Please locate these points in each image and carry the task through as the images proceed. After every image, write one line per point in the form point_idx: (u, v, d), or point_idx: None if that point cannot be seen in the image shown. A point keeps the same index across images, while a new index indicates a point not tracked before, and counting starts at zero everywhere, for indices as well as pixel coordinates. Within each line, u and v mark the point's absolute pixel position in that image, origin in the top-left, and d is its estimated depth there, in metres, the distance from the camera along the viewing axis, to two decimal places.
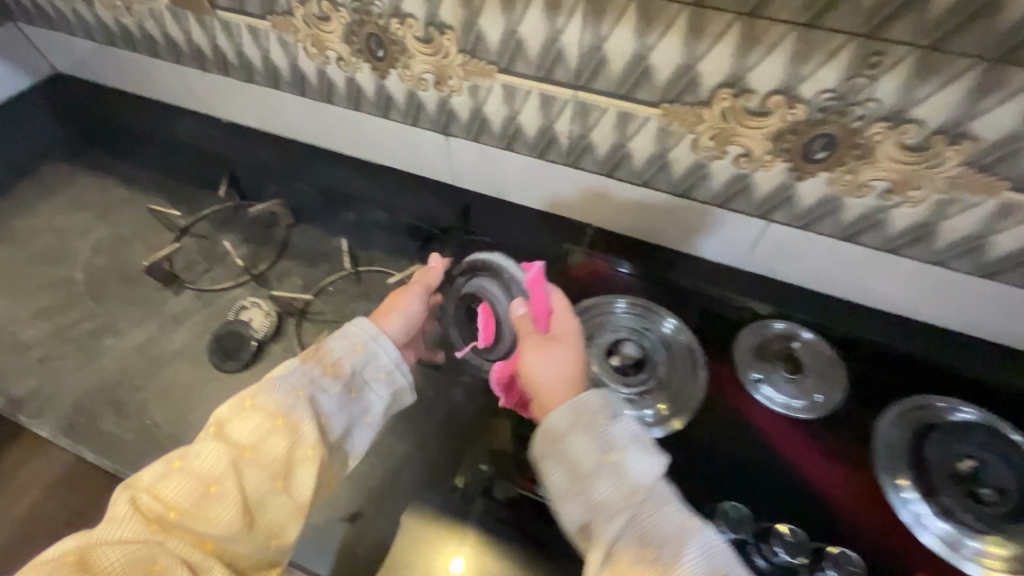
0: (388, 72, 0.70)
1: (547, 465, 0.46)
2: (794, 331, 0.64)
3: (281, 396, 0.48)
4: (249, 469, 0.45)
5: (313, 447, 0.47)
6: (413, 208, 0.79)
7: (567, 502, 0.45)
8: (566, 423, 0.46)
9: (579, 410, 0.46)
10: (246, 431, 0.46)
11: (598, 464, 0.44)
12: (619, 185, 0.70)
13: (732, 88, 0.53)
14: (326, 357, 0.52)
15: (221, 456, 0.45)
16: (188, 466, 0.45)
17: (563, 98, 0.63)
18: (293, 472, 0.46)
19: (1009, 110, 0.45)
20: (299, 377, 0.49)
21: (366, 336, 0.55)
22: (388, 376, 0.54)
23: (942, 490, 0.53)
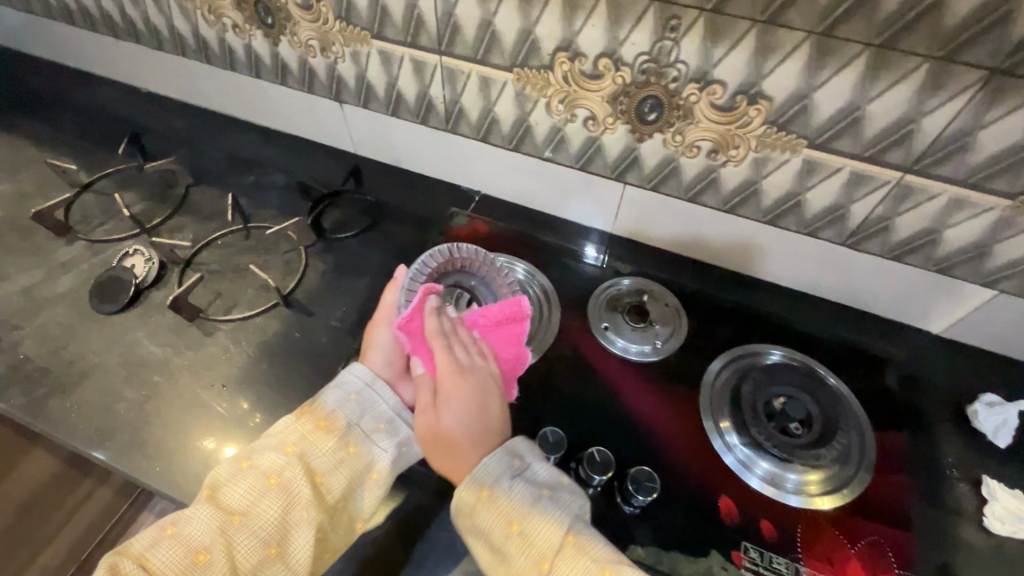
0: (280, 40, 0.74)
1: (476, 517, 0.46)
2: (645, 287, 0.71)
3: (273, 457, 0.48)
4: (237, 534, 0.44)
5: (303, 508, 0.46)
6: (312, 173, 0.84)
7: (504, 551, 0.45)
8: (496, 470, 0.47)
9: (509, 457, 0.48)
10: (237, 496, 0.46)
11: (519, 511, 0.45)
12: (495, 150, 0.74)
13: (567, 51, 0.58)
14: (319, 411, 0.51)
15: (209, 521, 0.44)
16: (181, 532, 0.43)
17: (431, 63, 0.67)
18: (285, 536, 0.45)
19: (789, 69, 0.50)
20: (292, 437, 0.49)
21: (361, 384, 0.54)
22: (388, 425, 0.52)
23: (752, 425, 0.58)
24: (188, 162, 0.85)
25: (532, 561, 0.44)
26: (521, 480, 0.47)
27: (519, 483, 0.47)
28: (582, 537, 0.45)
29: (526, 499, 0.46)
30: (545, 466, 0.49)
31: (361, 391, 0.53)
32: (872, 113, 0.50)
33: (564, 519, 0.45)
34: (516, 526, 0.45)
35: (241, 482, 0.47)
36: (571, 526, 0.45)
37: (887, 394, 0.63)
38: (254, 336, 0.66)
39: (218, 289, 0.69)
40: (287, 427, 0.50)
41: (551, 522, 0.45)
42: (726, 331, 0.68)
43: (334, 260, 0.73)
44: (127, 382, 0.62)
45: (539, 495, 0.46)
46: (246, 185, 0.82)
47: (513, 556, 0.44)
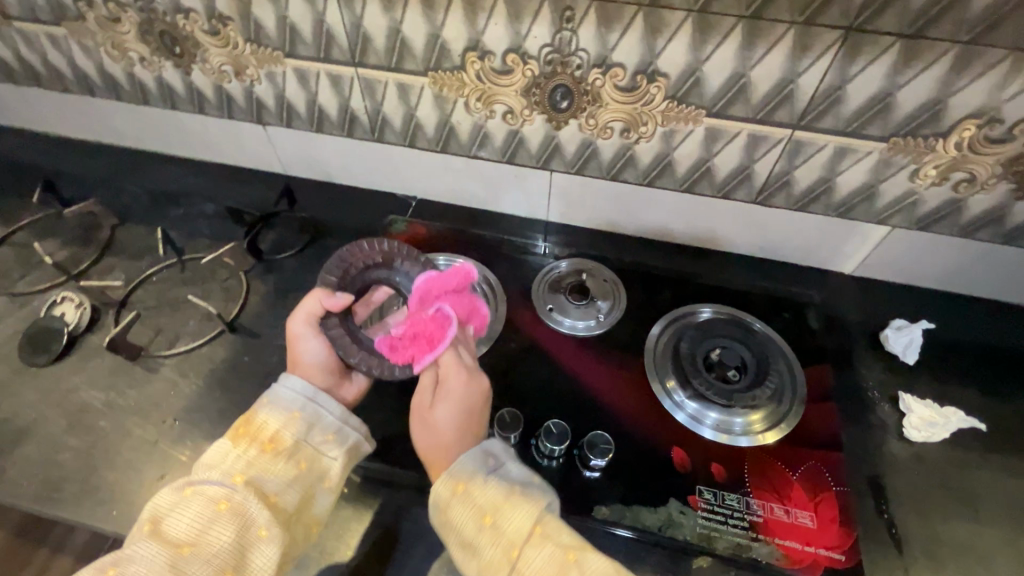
0: (191, 68, 0.74)
1: (452, 511, 0.47)
2: (585, 266, 0.74)
3: (217, 482, 0.47)
4: (191, 563, 0.42)
5: (253, 529, 0.45)
6: (244, 199, 0.84)
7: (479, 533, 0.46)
8: (471, 468, 0.49)
9: (483, 455, 0.50)
10: (184, 525, 0.44)
11: (490, 505, 0.46)
12: (423, 154, 0.76)
13: (475, 51, 0.61)
14: (263, 433, 0.50)
15: (156, 558, 0.42)
16: (123, 573, 0.41)
17: (347, 76, 0.68)
18: (240, 556, 0.44)
19: (677, 46, 0.55)
20: (232, 467, 0.48)
21: (298, 402, 0.53)
22: (338, 435, 0.53)
23: (693, 378, 0.62)
24: (110, 203, 0.83)
25: (503, 554, 0.44)
26: (494, 477, 0.48)
27: (497, 487, 0.47)
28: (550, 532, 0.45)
29: (498, 491, 0.47)
30: (521, 467, 0.50)
31: (305, 404, 0.53)
32: (755, 78, 0.56)
33: (535, 535, 0.44)
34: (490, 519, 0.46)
35: (176, 517, 0.44)
36: (539, 516, 0.45)
37: (811, 333, 0.68)
38: (201, 367, 0.65)
39: (158, 326, 0.68)
40: (227, 456, 0.48)
41: (522, 511, 0.46)
42: (662, 296, 0.72)
43: (276, 282, 0.73)
44: (68, 431, 0.60)
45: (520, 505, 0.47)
46: (175, 218, 0.81)
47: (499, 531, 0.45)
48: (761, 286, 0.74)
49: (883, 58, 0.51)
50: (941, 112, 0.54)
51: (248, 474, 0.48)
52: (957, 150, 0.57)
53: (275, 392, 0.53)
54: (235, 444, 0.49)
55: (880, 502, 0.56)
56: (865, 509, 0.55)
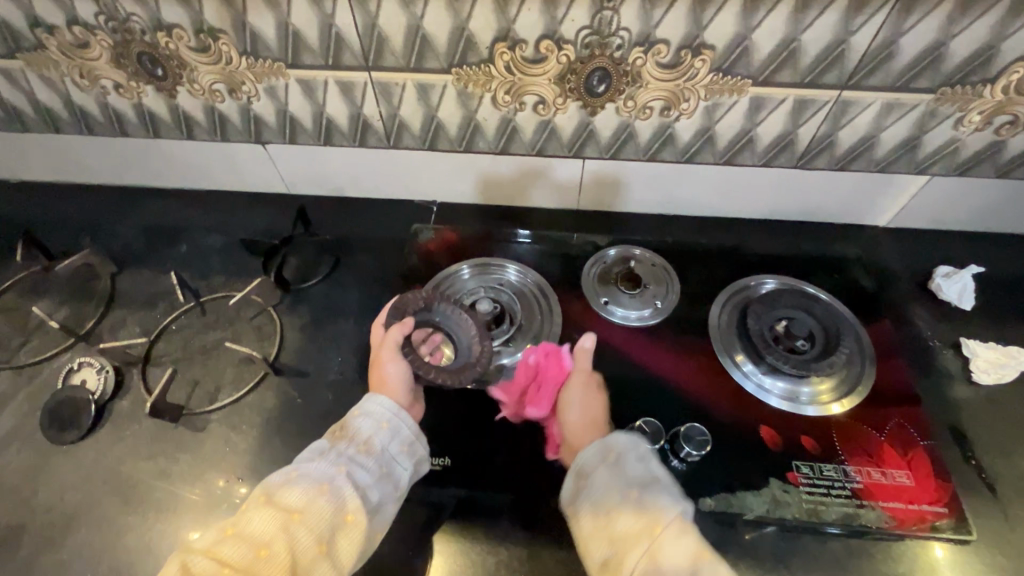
0: (177, 91, 0.66)
1: (592, 480, 0.48)
2: (629, 252, 0.71)
3: (324, 463, 0.48)
4: (300, 532, 0.44)
5: (343, 517, 0.46)
6: (251, 227, 0.78)
7: (617, 510, 0.45)
8: (620, 449, 0.49)
9: (628, 443, 0.49)
10: (293, 498, 0.45)
11: (635, 482, 0.46)
12: (444, 156, 0.72)
13: (506, 41, 0.57)
14: (360, 436, 0.51)
15: (270, 521, 0.44)
16: (242, 531, 0.43)
17: (360, 82, 0.63)
18: (332, 539, 0.45)
19: (726, 16, 0.52)
20: (337, 455, 0.49)
21: (388, 412, 0.52)
22: (411, 446, 0.52)
23: (759, 346, 0.62)
24: (102, 250, 0.75)
25: (643, 529, 0.43)
26: (641, 461, 0.48)
27: (638, 468, 0.47)
28: (687, 522, 0.44)
29: (642, 474, 0.47)
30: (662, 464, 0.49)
31: (390, 419, 0.52)
32: (806, 42, 0.54)
33: (681, 525, 0.43)
34: (636, 492, 0.45)
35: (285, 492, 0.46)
36: (686, 516, 0.44)
37: (864, 292, 0.69)
38: (251, 417, 0.60)
39: (193, 379, 0.63)
40: (329, 449, 0.49)
41: (666, 499, 0.45)
42: (712, 272, 0.71)
43: (311, 313, 0.69)
44: (120, 510, 0.55)
45: (636, 456, 0.48)
46: (179, 257, 0.74)
47: (624, 509, 0.45)
48: (805, 249, 0.73)
49: (939, 8, 0.50)
50: (991, 58, 0.53)
51: (344, 466, 0.48)
52: (1003, 94, 0.57)
53: (366, 405, 0.53)
54: (335, 441, 0.50)
55: (964, 448, 0.57)
56: (953, 458, 0.57)
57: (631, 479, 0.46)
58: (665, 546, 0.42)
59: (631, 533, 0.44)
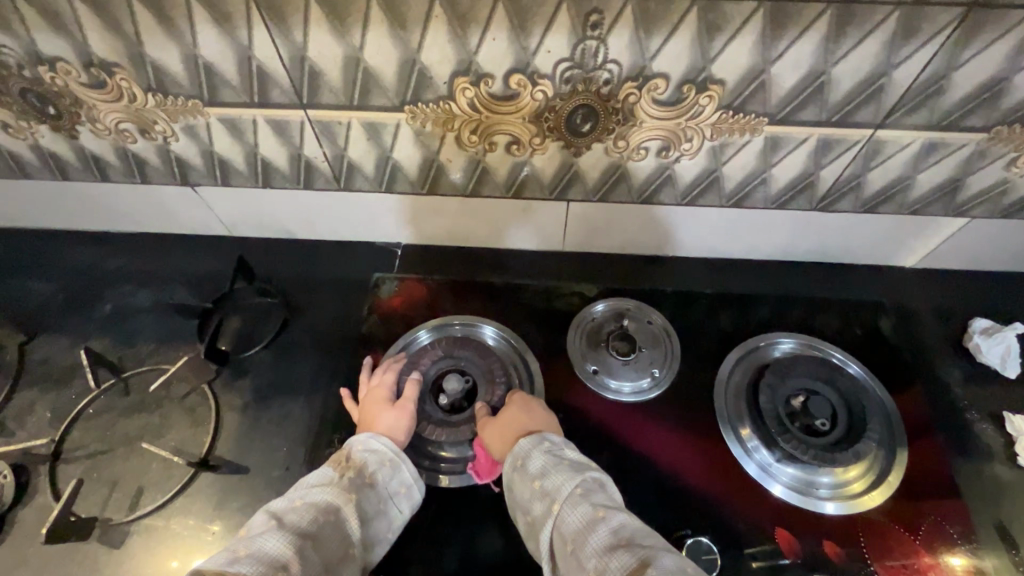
0: (77, 131, 0.55)
1: (515, 484, 0.46)
2: (624, 309, 0.63)
3: (332, 490, 0.44)
4: (312, 559, 0.39)
5: (348, 551, 0.42)
6: (185, 280, 0.67)
7: (529, 505, 0.44)
8: (522, 447, 0.48)
9: (535, 438, 0.48)
10: (307, 521, 0.41)
11: (538, 471, 0.45)
12: (405, 199, 0.61)
13: (467, 75, 0.46)
14: (365, 467, 0.47)
15: (284, 543, 0.38)
16: (254, 550, 0.37)
17: (295, 121, 0.52)
18: (337, 572, 0.40)
19: (740, 47, 0.42)
20: (346, 483, 0.45)
21: (393, 450, 0.49)
22: (407, 487, 0.48)
23: (767, 424, 0.54)
24: (10, 313, 0.65)
25: (545, 508, 0.42)
26: (549, 453, 0.46)
27: (543, 457, 0.46)
28: (589, 491, 0.42)
29: (545, 462, 0.45)
30: (579, 453, 0.47)
31: (393, 457, 0.48)
32: (838, 75, 0.43)
33: (583, 501, 0.41)
34: (538, 483, 0.44)
35: (290, 520, 0.41)
36: (592, 498, 0.41)
37: (891, 351, 0.60)
38: (180, 526, 0.51)
39: (113, 478, 0.53)
40: (334, 479, 0.45)
41: (561, 477, 0.43)
42: (718, 329, 0.62)
43: (254, 389, 0.59)
44: None
45: (541, 452, 0.47)
46: (101, 320, 0.64)
47: (531, 502, 0.44)
48: (823, 297, 0.64)
49: (1008, 37, 0.40)
50: None
51: (351, 493, 0.44)
52: None
53: (366, 438, 0.49)
54: (343, 470, 0.46)
55: (1014, 554, 0.49)
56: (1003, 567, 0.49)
57: (532, 472, 0.45)
58: (567, 518, 0.41)
59: (540, 519, 0.43)
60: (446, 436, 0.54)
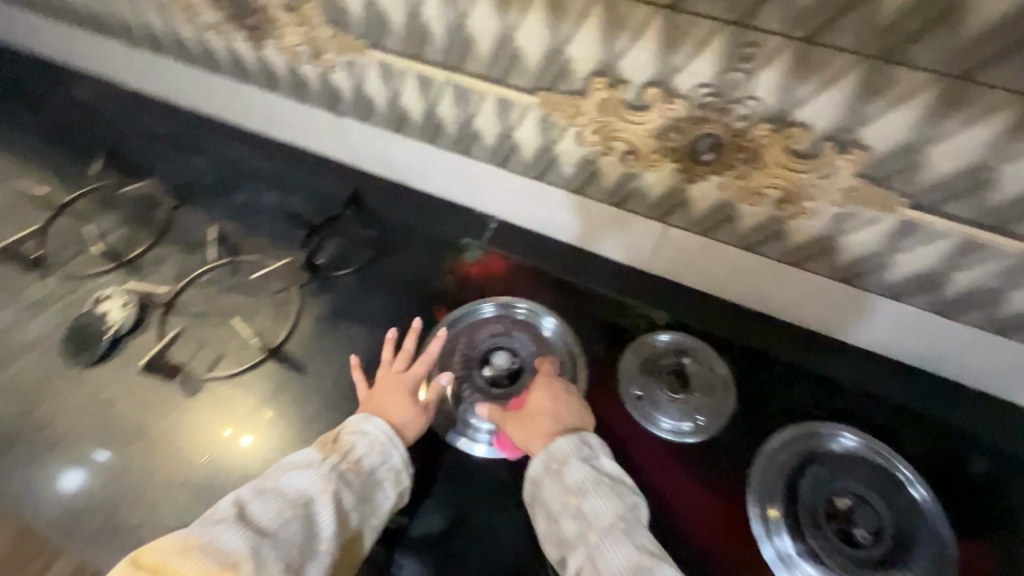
0: (265, 43, 0.64)
1: (543, 485, 0.47)
2: (690, 346, 0.61)
3: (321, 473, 0.46)
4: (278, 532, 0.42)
5: (323, 537, 0.44)
6: (307, 195, 0.75)
7: (559, 519, 0.45)
8: (560, 449, 0.48)
9: (579, 444, 0.48)
10: (270, 516, 0.43)
11: (571, 477, 0.46)
12: (514, 177, 0.64)
13: (606, 77, 0.47)
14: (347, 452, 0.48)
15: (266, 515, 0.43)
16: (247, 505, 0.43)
17: (439, 80, 0.56)
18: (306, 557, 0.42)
19: (899, 117, 0.39)
20: (336, 466, 0.47)
21: (387, 433, 0.50)
22: (393, 475, 0.49)
23: (803, 516, 0.50)
24: (170, 180, 0.76)
25: (567, 513, 0.45)
26: (583, 459, 0.47)
27: (578, 465, 0.47)
28: (631, 530, 0.43)
29: (577, 468, 0.47)
30: (611, 461, 0.48)
31: (385, 444, 0.50)
32: (1005, 175, 0.39)
33: (609, 517, 0.43)
34: (567, 490, 0.46)
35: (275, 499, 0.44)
36: (619, 514, 0.44)
37: (975, 491, 0.53)
38: (241, 398, 0.59)
39: (202, 340, 0.62)
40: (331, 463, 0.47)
41: (593, 489, 0.45)
42: (782, 401, 0.58)
43: (332, 306, 0.65)
44: (99, 451, 0.56)
45: (579, 460, 0.47)
46: (234, 208, 0.74)
47: (553, 501, 0.46)
48: (915, 409, 0.58)
49: None
50: None
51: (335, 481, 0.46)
52: None
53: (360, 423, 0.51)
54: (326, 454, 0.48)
55: None
56: None
57: (566, 479, 0.46)
58: (607, 555, 0.42)
59: (573, 541, 0.44)
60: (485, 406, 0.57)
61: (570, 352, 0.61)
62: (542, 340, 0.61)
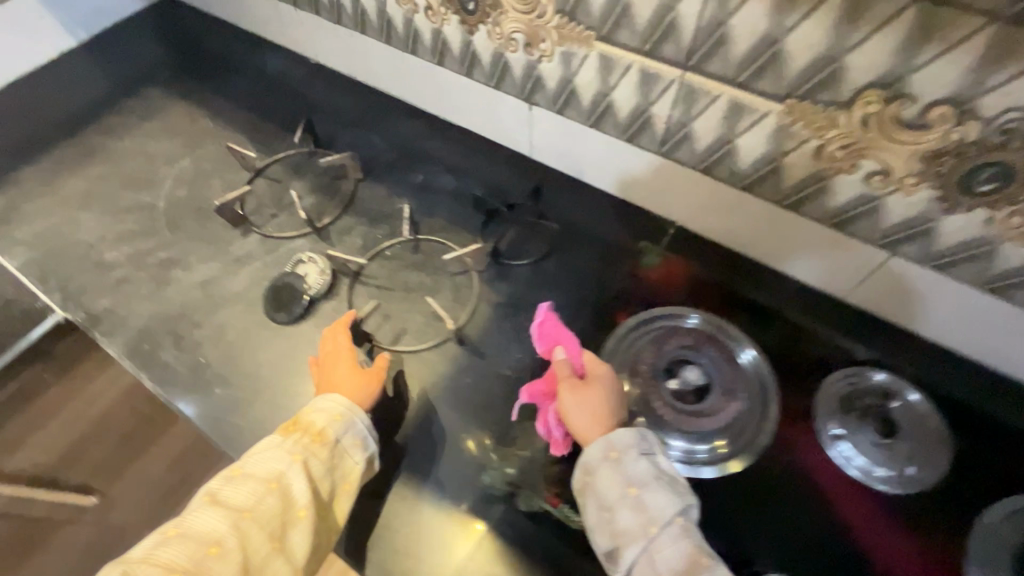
0: (478, 28, 0.64)
1: (600, 474, 0.48)
2: (898, 389, 0.56)
3: (283, 451, 0.50)
4: (269, 509, 0.47)
5: (290, 510, 0.48)
6: (483, 180, 0.76)
7: (615, 508, 0.46)
8: (622, 441, 0.48)
9: (638, 439, 0.48)
10: (244, 495, 0.48)
11: (627, 464, 0.47)
12: (716, 184, 0.61)
13: (883, 90, 0.43)
14: (310, 429, 0.52)
15: (250, 491, 0.48)
16: (246, 474, 0.49)
17: (667, 79, 0.54)
18: (282, 532, 0.47)
19: None
20: (292, 444, 0.50)
21: (344, 405, 0.53)
22: (360, 443, 0.52)
23: None
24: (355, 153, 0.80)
25: (619, 498, 0.46)
26: (639, 453, 0.48)
27: (638, 459, 0.47)
28: (690, 527, 0.45)
29: (634, 458, 0.47)
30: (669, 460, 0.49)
31: (348, 415, 0.53)
32: None
33: (666, 510, 0.45)
34: (626, 480, 0.46)
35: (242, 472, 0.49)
36: (679, 510, 0.45)
37: None
38: (424, 374, 0.61)
39: (387, 311, 0.64)
40: (278, 445, 0.50)
41: (647, 480, 0.46)
42: (1003, 464, 0.53)
43: (509, 294, 0.66)
44: (295, 404, 0.60)
45: (641, 454, 0.48)
46: (413, 186, 0.76)
47: (608, 488, 0.47)
48: None
49: None
50: None
51: (269, 455, 0.50)
52: None
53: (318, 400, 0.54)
54: (287, 433, 0.51)
55: None
56: None
57: (627, 469, 0.47)
58: (665, 547, 0.43)
59: (631, 531, 0.45)
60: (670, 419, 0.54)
61: (766, 387, 0.56)
62: (738, 364, 0.57)
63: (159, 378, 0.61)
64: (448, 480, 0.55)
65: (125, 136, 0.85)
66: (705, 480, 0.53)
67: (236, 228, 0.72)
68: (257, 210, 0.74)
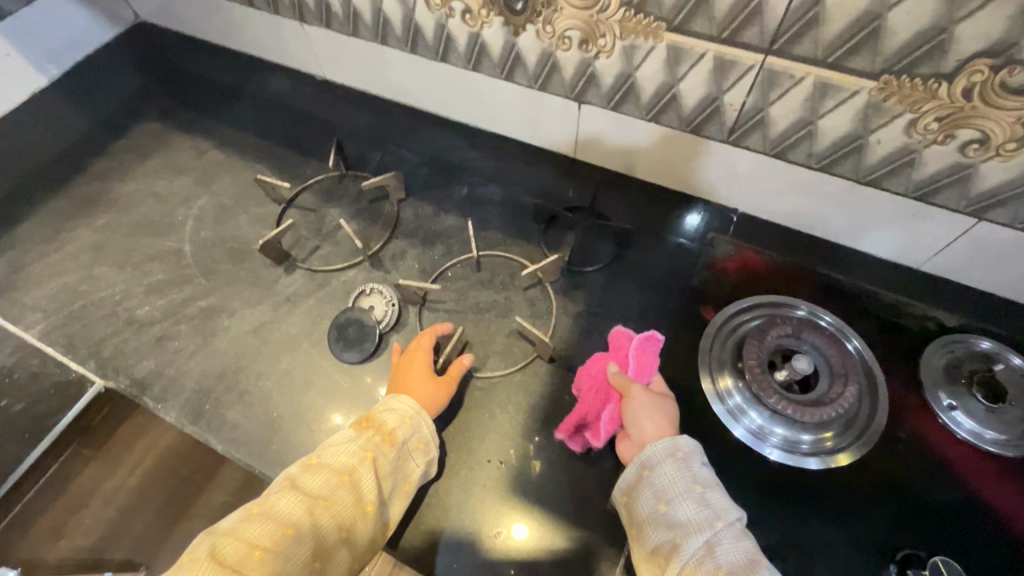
0: (524, 28, 0.60)
1: (661, 468, 0.47)
2: (1000, 354, 0.57)
3: (357, 446, 0.48)
4: (343, 499, 0.45)
5: (357, 509, 0.45)
6: (532, 186, 0.73)
7: (677, 499, 0.45)
8: (686, 442, 0.48)
9: (696, 445, 0.48)
10: (319, 484, 0.45)
11: (688, 461, 0.47)
12: (789, 169, 0.59)
13: (993, 58, 0.42)
14: (383, 427, 0.49)
15: (326, 481, 0.45)
16: (324, 462, 0.46)
17: (745, 65, 0.52)
18: (351, 526, 0.45)
19: None
20: (365, 441, 0.48)
21: (415, 408, 0.51)
22: (424, 447, 0.50)
23: None
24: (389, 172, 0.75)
25: (681, 493, 0.45)
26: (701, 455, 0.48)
27: (698, 460, 0.47)
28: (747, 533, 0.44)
29: (697, 458, 0.47)
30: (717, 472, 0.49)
31: (415, 417, 0.50)
32: None
33: (724, 509, 0.44)
34: (688, 475, 0.46)
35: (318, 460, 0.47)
36: (736, 510, 0.44)
37: None
38: (517, 396, 0.58)
39: (464, 335, 0.61)
40: (353, 441, 0.48)
41: (711, 478, 0.46)
42: None
43: (587, 302, 0.63)
44: None
45: (701, 458, 0.48)
46: (459, 200, 0.73)
47: (666, 481, 0.46)
48: None
49: None
50: None
51: (345, 448, 0.47)
52: None
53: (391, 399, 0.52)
54: (361, 429, 0.49)
55: None
56: None
57: (690, 467, 0.46)
58: (726, 543, 0.42)
59: (690, 524, 0.43)
60: (786, 410, 0.53)
61: (871, 370, 0.57)
62: (839, 350, 0.57)
63: (230, 440, 0.56)
64: (567, 506, 0.52)
65: (126, 178, 0.77)
66: (809, 470, 0.53)
67: (279, 265, 0.67)
68: (297, 243, 0.69)
